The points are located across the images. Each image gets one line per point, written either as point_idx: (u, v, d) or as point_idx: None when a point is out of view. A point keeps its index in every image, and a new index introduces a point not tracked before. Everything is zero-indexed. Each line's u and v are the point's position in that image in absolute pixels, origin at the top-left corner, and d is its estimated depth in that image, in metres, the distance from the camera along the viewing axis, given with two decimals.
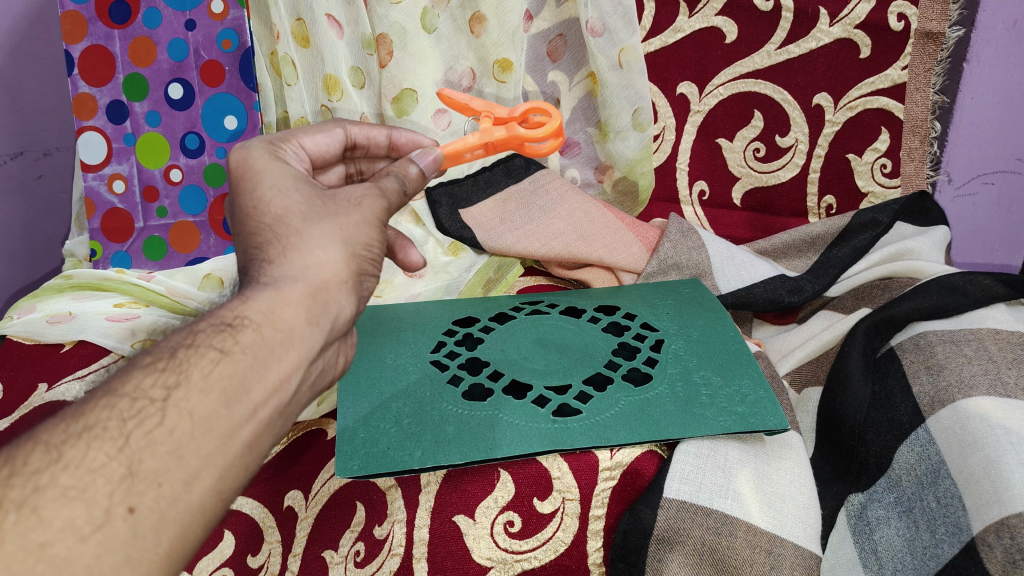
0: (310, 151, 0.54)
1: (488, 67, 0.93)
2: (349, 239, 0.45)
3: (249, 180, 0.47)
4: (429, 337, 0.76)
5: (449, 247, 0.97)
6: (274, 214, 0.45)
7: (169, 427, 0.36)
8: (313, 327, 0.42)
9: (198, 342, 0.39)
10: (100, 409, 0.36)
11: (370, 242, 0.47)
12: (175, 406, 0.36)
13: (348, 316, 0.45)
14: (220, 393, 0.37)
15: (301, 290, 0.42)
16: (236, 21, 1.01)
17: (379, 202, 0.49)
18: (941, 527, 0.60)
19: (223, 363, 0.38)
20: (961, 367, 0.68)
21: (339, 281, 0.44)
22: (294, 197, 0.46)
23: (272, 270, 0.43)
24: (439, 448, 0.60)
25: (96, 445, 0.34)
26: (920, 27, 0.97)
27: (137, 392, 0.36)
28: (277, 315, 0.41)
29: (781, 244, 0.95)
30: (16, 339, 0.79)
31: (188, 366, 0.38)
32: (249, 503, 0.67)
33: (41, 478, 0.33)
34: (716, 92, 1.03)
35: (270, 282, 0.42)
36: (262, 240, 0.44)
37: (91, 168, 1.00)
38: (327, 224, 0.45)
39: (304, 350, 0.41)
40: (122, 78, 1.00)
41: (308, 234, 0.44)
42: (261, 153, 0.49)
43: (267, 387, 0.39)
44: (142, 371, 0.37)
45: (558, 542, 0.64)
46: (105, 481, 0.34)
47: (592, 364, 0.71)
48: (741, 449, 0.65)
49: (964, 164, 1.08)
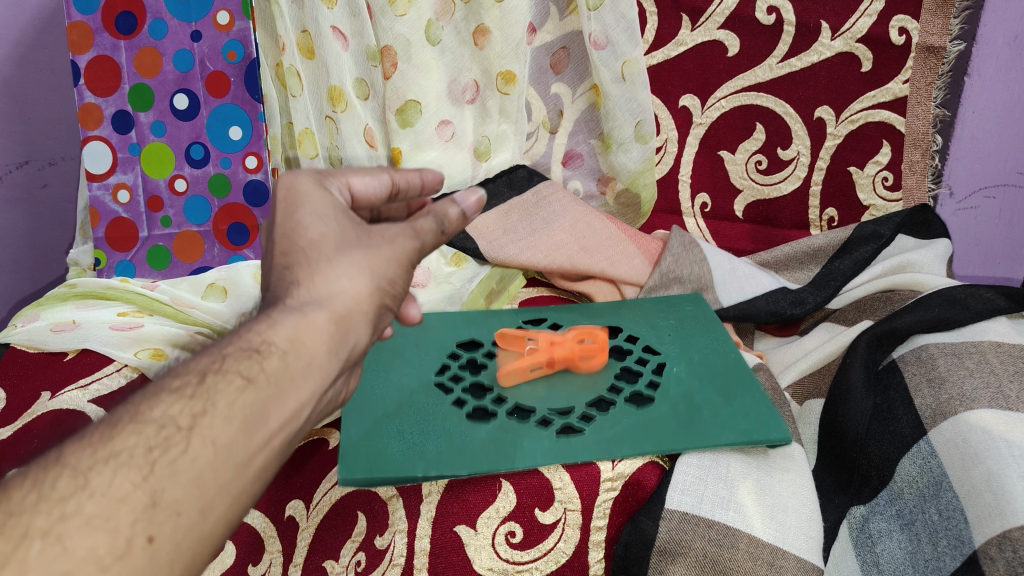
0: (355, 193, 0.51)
1: (491, 80, 0.95)
2: (377, 271, 0.45)
3: (287, 206, 0.47)
4: (432, 359, 0.74)
5: (452, 257, 0.95)
6: (309, 239, 0.45)
7: (192, 456, 0.36)
8: (332, 355, 0.42)
9: (225, 367, 0.39)
10: (126, 434, 0.35)
11: (395, 279, 0.46)
12: (200, 435, 0.36)
13: (363, 346, 0.45)
14: (242, 421, 0.38)
15: (326, 317, 0.42)
16: (242, 32, 1.00)
17: (412, 243, 0.48)
18: (943, 539, 0.61)
19: (247, 391, 0.38)
20: (963, 380, 0.68)
21: (361, 308, 0.44)
22: (330, 223, 0.46)
23: (299, 294, 0.43)
24: (443, 460, 0.60)
25: (122, 471, 0.34)
26: (921, 41, 0.97)
27: (164, 420, 0.36)
28: (302, 343, 0.41)
29: (783, 256, 0.95)
30: (21, 347, 0.80)
31: (214, 394, 0.38)
32: (254, 515, 0.68)
33: (67, 504, 0.33)
34: (717, 105, 1.03)
35: (296, 306, 0.42)
36: (291, 260, 0.44)
37: (96, 177, 1.01)
38: (358, 253, 0.45)
39: (320, 379, 0.42)
40: (127, 88, 1.00)
41: (337, 262, 0.44)
42: (307, 180, 0.48)
43: (284, 414, 0.40)
44: (170, 397, 0.37)
45: (559, 553, 0.64)
46: (129, 510, 0.33)
47: (596, 388, 0.70)
48: (742, 461, 0.65)
49: (964, 178, 1.08)
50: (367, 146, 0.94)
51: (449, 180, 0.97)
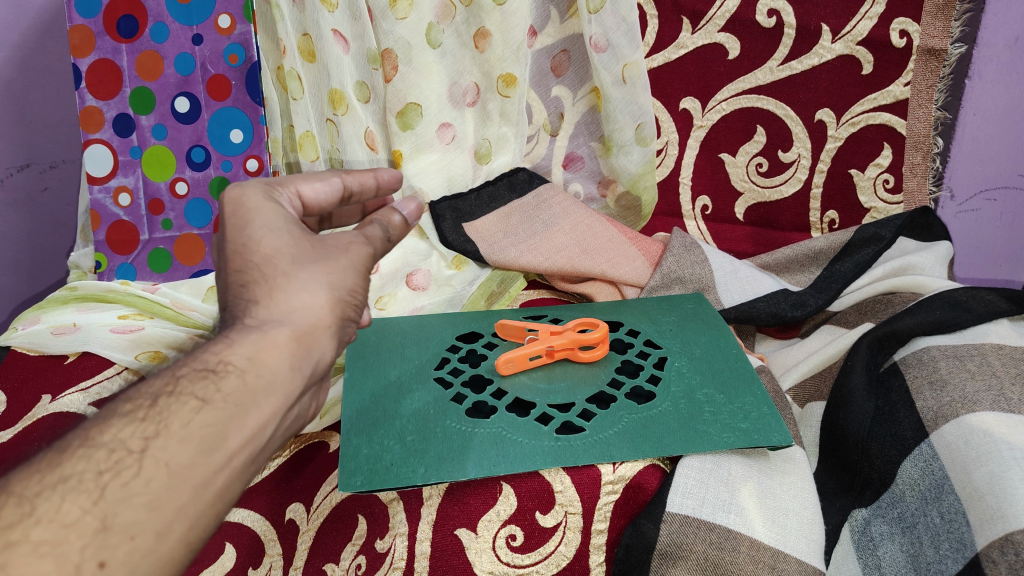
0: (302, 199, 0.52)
1: (492, 83, 0.95)
2: (335, 283, 0.45)
3: (240, 219, 0.46)
4: (433, 354, 0.76)
5: (453, 260, 0.95)
6: (263, 254, 0.45)
7: (145, 478, 0.36)
8: (295, 372, 0.43)
9: (179, 389, 0.39)
10: (76, 459, 0.35)
11: (355, 290, 0.47)
12: (153, 456, 0.36)
13: (329, 361, 0.45)
14: (199, 443, 0.38)
15: (287, 334, 0.42)
16: (242, 35, 1.00)
17: (365, 250, 0.49)
18: (945, 543, 0.61)
19: (204, 411, 0.38)
20: (965, 383, 0.68)
21: (323, 326, 0.44)
22: (283, 237, 0.46)
23: (258, 312, 0.43)
24: (443, 464, 0.60)
25: (71, 497, 0.34)
26: (922, 44, 0.97)
27: (114, 443, 0.36)
28: (261, 361, 0.41)
29: (784, 258, 0.96)
30: (21, 350, 0.80)
31: (168, 415, 0.38)
32: (251, 516, 0.68)
33: (13, 533, 0.32)
34: (719, 107, 1.03)
35: (255, 325, 0.42)
36: (246, 279, 0.44)
37: (97, 181, 1.01)
38: (316, 268, 0.45)
39: (282, 397, 0.42)
40: (128, 91, 1.00)
41: (296, 277, 0.45)
42: (256, 193, 0.48)
43: (244, 434, 0.40)
44: (122, 420, 0.37)
45: (560, 556, 0.64)
46: (78, 536, 0.33)
47: (596, 382, 0.70)
48: (744, 463, 0.65)
49: (966, 180, 1.08)
50: (368, 150, 0.95)
51: (450, 182, 0.97)
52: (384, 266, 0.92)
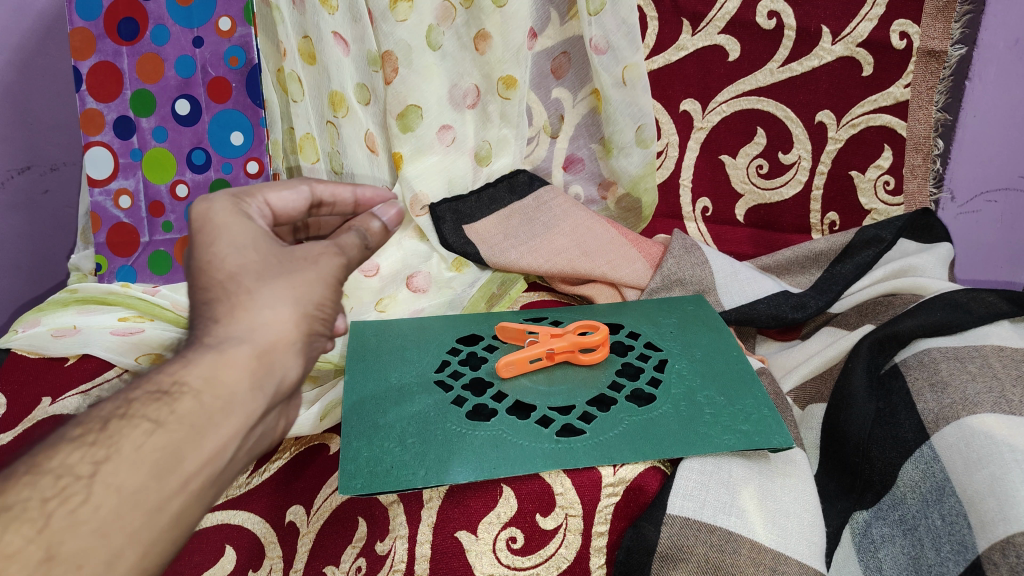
0: (272, 209, 0.52)
1: (492, 84, 0.95)
2: (301, 299, 0.43)
3: (207, 235, 0.45)
4: (434, 357, 0.76)
5: (453, 262, 0.95)
6: (226, 273, 0.43)
7: (94, 505, 0.33)
8: (256, 391, 0.40)
9: (132, 412, 0.36)
10: (19, 487, 0.33)
11: (323, 302, 0.45)
12: (103, 482, 0.34)
13: (293, 379, 0.43)
14: (152, 466, 0.35)
15: (247, 353, 0.40)
16: (242, 38, 1.00)
17: (337, 260, 0.47)
18: (947, 545, 0.60)
19: (157, 435, 0.36)
20: (966, 385, 0.67)
21: (286, 343, 0.42)
22: (249, 253, 0.44)
23: (218, 331, 0.41)
24: (444, 466, 0.60)
25: (12, 528, 0.32)
26: (922, 45, 0.98)
27: (61, 469, 0.34)
28: (219, 380, 0.39)
29: (784, 260, 0.96)
30: (21, 352, 0.80)
31: (119, 438, 0.35)
32: (251, 519, 0.70)
33: None
34: (719, 109, 1.03)
35: (214, 344, 0.40)
36: (211, 297, 0.42)
37: (98, 183, 1.01)
38: (280, 283, 0.43)
39: (243, 416, 0.39)
40: (129, 94, 1.00)
41: (260, 294, 0.42)
42: (224, 207, 0.47)
43: (201, 457, 0.37)
44: (70, 445, 0.35)
45: (561, 559, 0.65)
46: (18, 568, 0.31)
47: (596, 384, 0.70)
48: (745, 466, 0.65)
49: (966, 182, 1.08)
50: (368, 152, 0.95)
51: (450, 184, 0.97)
52: (384, 267, 0.91)
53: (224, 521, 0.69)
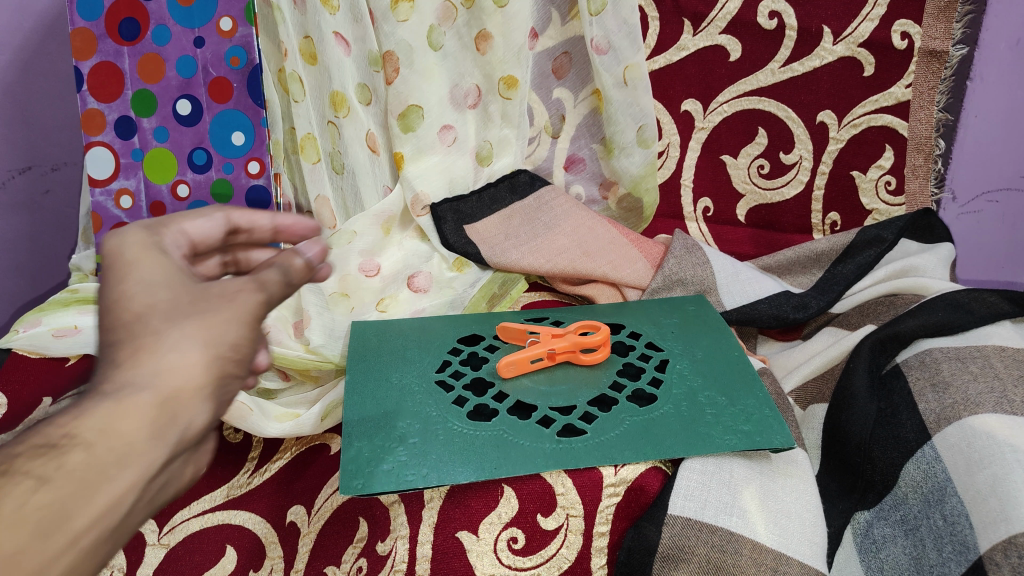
0: (193, 241, 0.41)
1: (494, 85, 0.95)
2: (216, 340, 0.32)
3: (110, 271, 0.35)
4: (435, 357, 0.76)
5: (455, 261, 0.94)
6: (134, 311, 0.33)
7: None
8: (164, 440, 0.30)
9: (10, 467, 0.28)
10: None
11: (240, 343, 0.33)
12: None
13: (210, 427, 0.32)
14: (33, 527, 0.27)
15: (152, 398, 0.30)
16: (244, 38, 0.97)
17: (259, 298, 0.35)
18: (948, 545, 0.60)
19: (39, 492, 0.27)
20: (967, 386, 0.67)
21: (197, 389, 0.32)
22: (161, 291, 0.34)
23: (116, 375, 0.31)
24: (444, 466, 0.60)
25: None
26: (924, 45, 0.98)
27: None
28: (119, 427, 0.29)
29: (786, 260, 0.96)
30: (21, 353, 0.79)
31: None
32: (252, 519, 0.72)
33: None
34: (720, 109, 1.03)
35: (111, 390, 0.30)
36: (111, 339, 0.32)
37: (99, 183, 0.99)
38: (191, 323, 0.32)
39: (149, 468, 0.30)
40: (130, 94, 0.98)
41: (168, 336, 0.32)
42: (136, 240, 0.37)
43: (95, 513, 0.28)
44: None
45: (562, 559, 0.65)
46: None
47: (598, 385, 0.70)
48: (746, 466, 0.65)
49: (967, 182, 1.08)
50: (369, 152, 0.95)
51: (451, 184, 0.96)
52: (385, 267, 0.92)
53: (225, 521, 0.71)
